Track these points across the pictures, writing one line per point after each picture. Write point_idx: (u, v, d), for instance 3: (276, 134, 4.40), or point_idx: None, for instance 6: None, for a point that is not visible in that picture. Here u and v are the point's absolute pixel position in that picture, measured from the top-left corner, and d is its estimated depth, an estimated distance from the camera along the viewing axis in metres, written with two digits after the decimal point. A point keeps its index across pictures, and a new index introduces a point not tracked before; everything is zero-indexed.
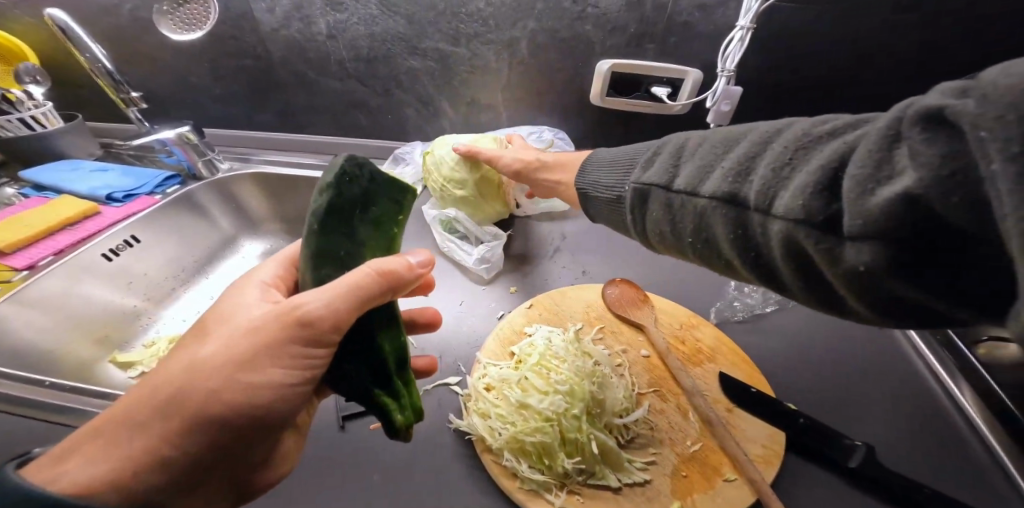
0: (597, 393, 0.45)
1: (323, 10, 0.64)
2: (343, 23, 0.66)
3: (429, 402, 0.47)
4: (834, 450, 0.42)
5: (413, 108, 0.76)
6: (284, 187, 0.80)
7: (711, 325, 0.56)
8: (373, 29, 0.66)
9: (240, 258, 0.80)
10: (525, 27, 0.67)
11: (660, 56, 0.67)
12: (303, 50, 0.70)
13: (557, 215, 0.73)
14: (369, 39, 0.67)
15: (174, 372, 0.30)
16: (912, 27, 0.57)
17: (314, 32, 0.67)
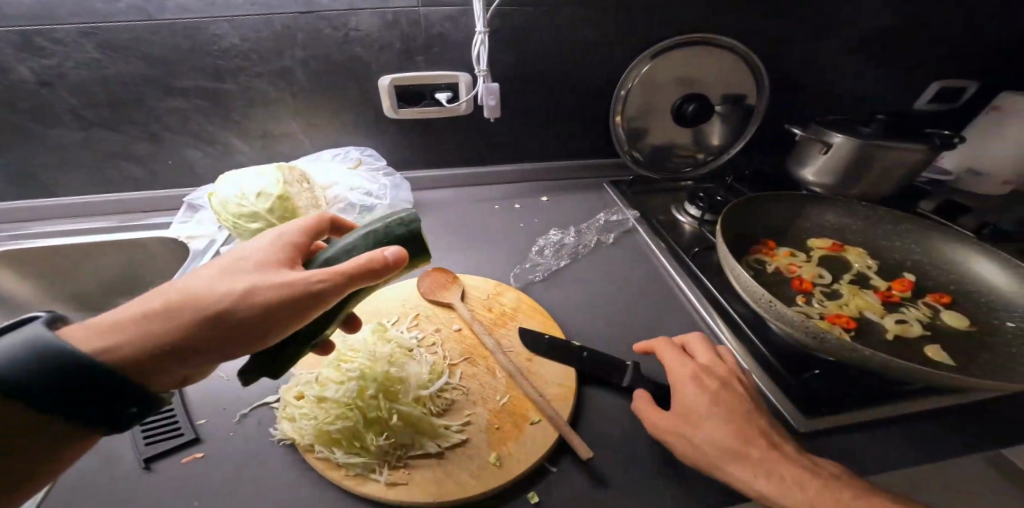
0: (397, 371, 0.48)
1: (16, 56, 0.59)
2: (55, 68, 0.61)
3: (245, 425, 0.45)
4: (608, 366, 0.52)
5: (196, 149, 0.73)
6: (54, 262, 0.70)
7: (514, 290, 0.65)
8: (100, 73, 0.63)
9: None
10: (292, 57, 0.68)
11: (432, 65, 0.74)
12: (5, 97, 0.63)
13: (379, 228, 0.76)
14: (97, 81, 0.63)
15: (214, 286, 0.33)
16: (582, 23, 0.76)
17: (20, 81, 0.61)
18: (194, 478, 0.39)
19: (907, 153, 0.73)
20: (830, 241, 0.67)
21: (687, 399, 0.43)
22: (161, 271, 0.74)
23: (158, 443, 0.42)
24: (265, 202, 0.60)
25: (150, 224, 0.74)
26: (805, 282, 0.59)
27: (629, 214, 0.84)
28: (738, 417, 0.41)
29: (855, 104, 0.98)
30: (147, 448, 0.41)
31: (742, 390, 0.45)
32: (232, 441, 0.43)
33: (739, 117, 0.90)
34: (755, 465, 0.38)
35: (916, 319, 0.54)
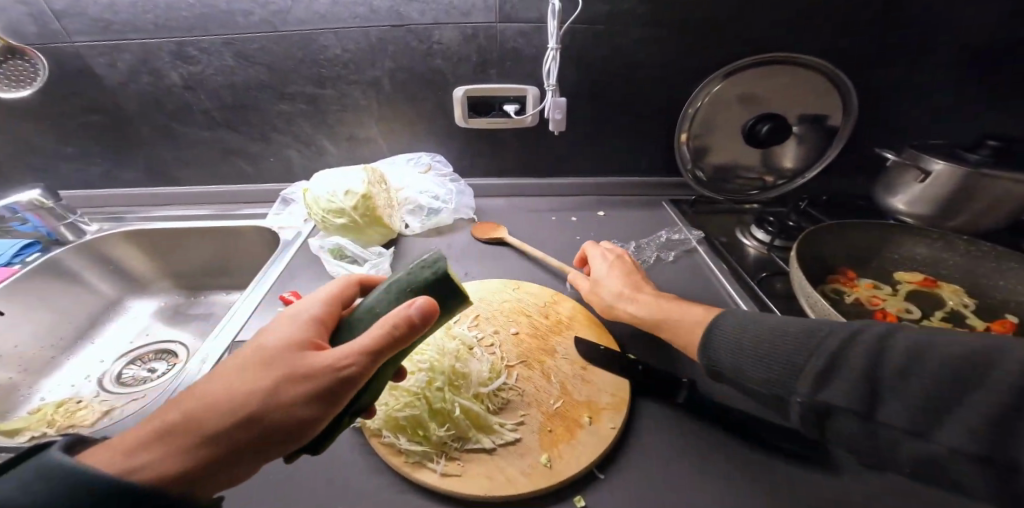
0: (461, 367, 0.50)
1: (173, 64, 0.71)
2: (198, 74, 0.72)
3: None
4: (665, 382, 0.51)
5: (293, 149, 0.82)
6: (169, 243, 0.82)
7: (571, 299, 0.65)
8: (233, 79, 0.73)
9: (127, 318, 0.78)
10: (383, 67, 0.75)
11: (503, 78, 0.78)
12: (155, 98, 0.74)
13: (444, 230, 0.80)
14: (228, 87, 0.74)
15: (243, 382, 0.30)
16: (657, 41, 0.77)
17: (167, 84, 0.73)
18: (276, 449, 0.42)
19: (1017, 185, 0.65)
20: (921, 276, 0.62)
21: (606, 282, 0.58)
22: (250, 256, 0.83)
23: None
24: (352, 199, 0.65)
25: (247, 213, 0.84)
26: (888, 315, 0.56)
27: (690, 234, 0.82)
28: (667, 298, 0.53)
29: (951, 131, 0.90)
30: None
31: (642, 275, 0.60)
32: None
33: (820, 137, 0.85)
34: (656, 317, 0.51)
35: None
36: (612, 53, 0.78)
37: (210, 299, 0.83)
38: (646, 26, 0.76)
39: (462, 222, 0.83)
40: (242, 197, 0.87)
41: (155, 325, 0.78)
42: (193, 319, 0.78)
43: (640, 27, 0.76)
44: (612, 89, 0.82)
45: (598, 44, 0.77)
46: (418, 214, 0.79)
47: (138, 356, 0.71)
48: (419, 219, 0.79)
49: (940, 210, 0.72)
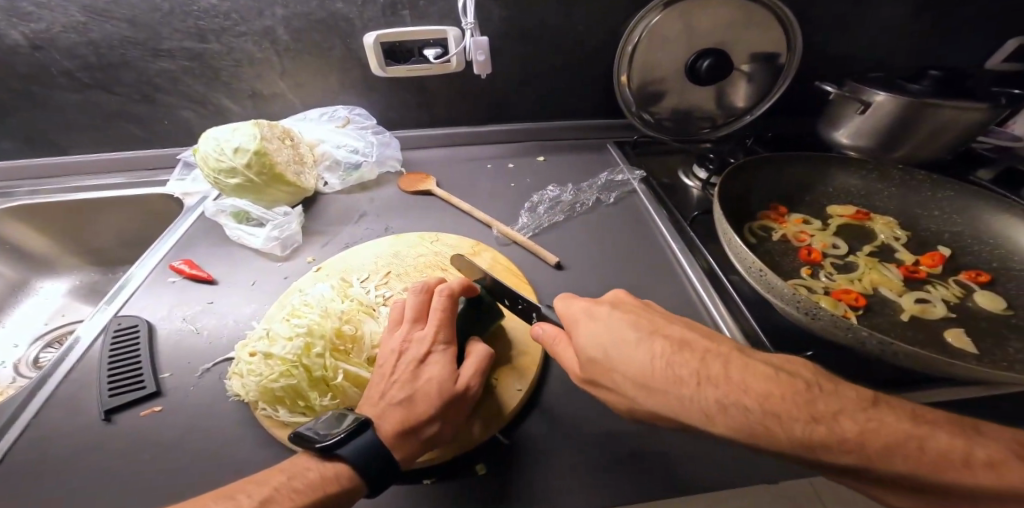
0: (350, 330, 0.45)
1: (7, 21, 0.62)
2: (43, 33, 0.63)
3: (207, 378, 0.45)
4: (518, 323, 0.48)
5: (190, 110, 0.75)
6: (69, 218, 0.74)
7: (492, 250, 0.61)
8: (88, 35, 0.64)
9: (38, 300, 0.73)
10: (274, 15, 0.66)
11: (418, 20, 0.70)
12: (3, 61, 0.66)
13: (368, 186, 0.75)
14: (87, 45, 0.65)
15: (413, 397, 0.37)
16: None
17: (15, 44, 0.64)
18: (156, 424, 0.40)
19: (962, 113, 0.62)
20: (854, 208, 0.58)
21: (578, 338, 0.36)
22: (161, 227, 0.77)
23: (120, 395, 0.42)
24: (243, 157, 0.59)
25: (150, 181, 0.76)
26: (813, 252, 0.52)
27: (632, 174, 0.78)
28: (670, 354, 0.32)
29: (909, 59, 0.85)
30: (109, 399, 0.41)
31: (669, 318, 0.37)
32: (192, 397, 0.43)
33: (769, 75, 0.81)
34: (704, 392, 0.28)
35: (940, 300, 0.47)
36: None
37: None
38: None
39: (388, 176, 0.78)
40: (145, 163, 0.79)
41: (74, 304, 0.73)
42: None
43: None
44: (537, 29, 0.75)
45: None
46: (334, 170, 0.73)
47: (56, 338, 0.68)
48: (338, 175, 0.73)
49: (881, 143, 0.69)
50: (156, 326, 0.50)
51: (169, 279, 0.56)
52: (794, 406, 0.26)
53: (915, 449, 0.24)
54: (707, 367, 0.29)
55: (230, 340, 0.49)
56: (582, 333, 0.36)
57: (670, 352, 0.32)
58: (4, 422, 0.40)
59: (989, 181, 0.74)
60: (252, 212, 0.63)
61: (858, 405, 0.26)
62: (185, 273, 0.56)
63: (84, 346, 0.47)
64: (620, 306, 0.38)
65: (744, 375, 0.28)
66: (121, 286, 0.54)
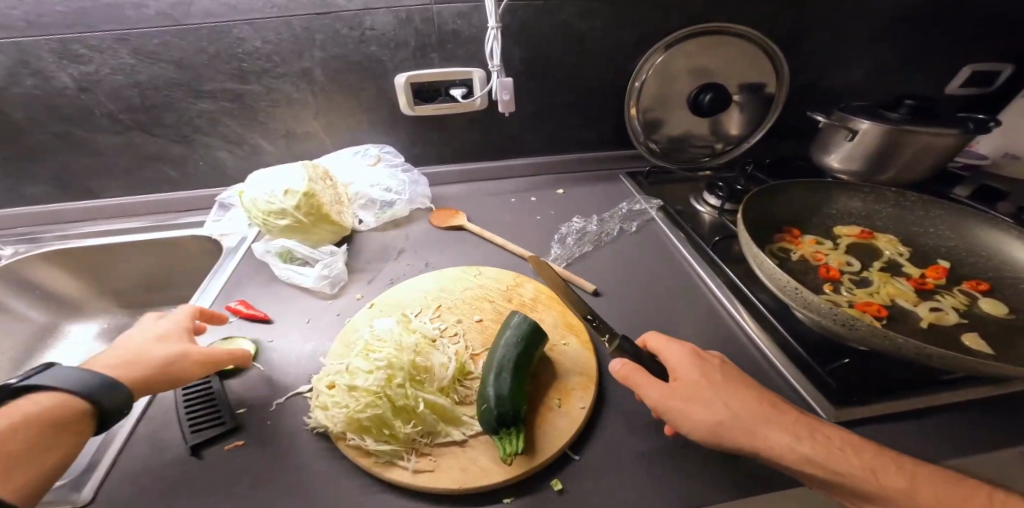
0: (421, 360, 0.49)
1: (57, 63, 0.63)
2: (92, 74, 0.64)
3: (283, 413, 0.48)
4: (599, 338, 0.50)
5: (226, 151, 0.77)
6: (100, 263, 0.77)
7: (533, 281, 0.65)
8: (133, 77, 0.66)
9: (70, 343, 0.76)
10: (312, 57, 0.70)
11: (446, 61, 0.75)
12: (44, 103, 0.66)
13: (401, 224, 0.80)
14: (132, 86, 0.67)
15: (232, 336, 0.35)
16: (595, 16, 0.76)
17: (58, 87, 0.65)
18: (242, 460, 0.43)
19: (936, 137, 0.70)
20: (858, 228, 0.65)
21: (687, 376, 0.41)
22: (196, 267, 0.80)
23: (202, 432, 0.45)
24: (294, 198, 0.63)
25: (179, 224, 0.79)
26: (831, 269, 0.58)
27: (650, 204, 0.84)
28: (763, 403, 0.39)
29: (882, 89, 0.94)
30: (192, 436, 0.45)
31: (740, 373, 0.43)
32: (271, 430, 0.46)
33: (760, 105, 0.89)
34: (786, 435, 0.36)
35: (952, 307, 0.52)
36: (553, 29, 0.76)
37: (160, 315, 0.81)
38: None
39: (418, 212, 0.83)
40: (174, 205, 0.81)
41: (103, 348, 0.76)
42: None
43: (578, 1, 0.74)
44: (557, 65, 0.81)
45: (540, 19, 0.75)
46: (370, 209, 0.78)
47: None
48: (373, 213, 0.78)
49: (873, 165, 0.76)
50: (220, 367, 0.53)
51: (225, 319, 0.60)
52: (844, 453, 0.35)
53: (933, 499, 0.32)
54: (781, 420, 0.37)
55: (294, 376, 0.53)
56: (691, 374, 0.41)
57: (754, 404, 0.39)
58: (88, 460, 0.43)
59: (968, 197, 0.82)
60: (298, 252, 0.66)
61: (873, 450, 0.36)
62: (240, 313, 0.60)
63: None
64: (703, 356, 0.44)
65: (797, 424, 0.37)
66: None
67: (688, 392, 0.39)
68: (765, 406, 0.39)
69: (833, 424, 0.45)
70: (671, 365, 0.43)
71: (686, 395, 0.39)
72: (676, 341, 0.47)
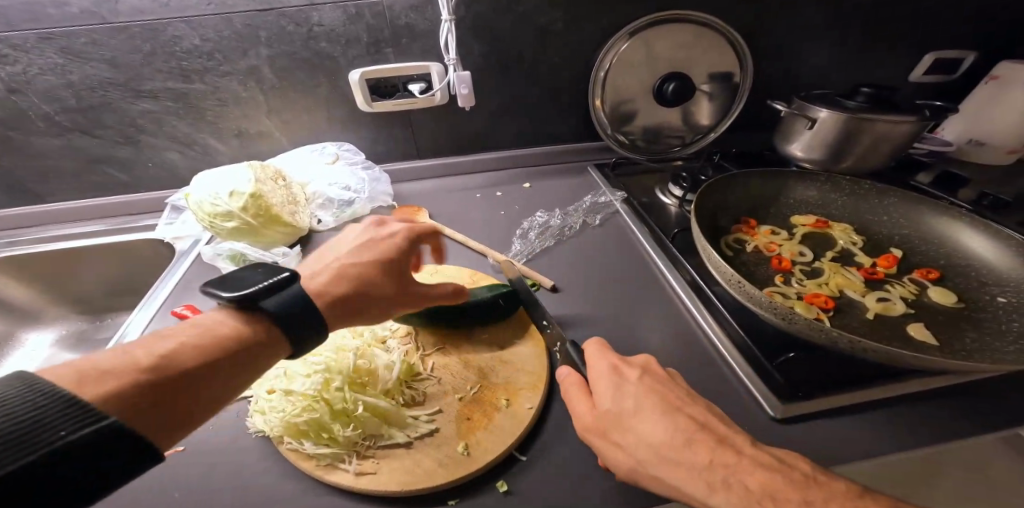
0: (364, 364, 0.49)
1: None
2: (20, 75, 0.62)
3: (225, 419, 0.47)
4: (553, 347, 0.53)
5: (177, 151, 0.75)
6: (55, 269, 0.75)
7: (490, 278, 0.64)
8: (67, 78, 0.64)
9: (26, 352, 0.74)
10: (258, 55, 0.67)
11: (400, 56, 0.73)
12: None
13: (362, 223, 0.79)
14: (66, 87, 0.64)
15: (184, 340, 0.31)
16: (551, 8, 0.74)
17: None
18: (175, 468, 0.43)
19: (895, 126, 0.69)
20: (814, 218, 0.64)
21: (603, 400, 0.40)
22: (153, 269, 0.79)
23: None
24: (240, 199, 0.65)
25: (135, 227, 0.78)
26: (784, 260, 0.57)
27: (614, 195, 0.83)
28: (692, 430, 0.36)
29: (850, 76, 0.94)
30: None
31: (689, 392, 0.41)
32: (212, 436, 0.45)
33: (725, 95, 0.88)
34: (702, 477, 0.32)
35: (900, 297, 0.52)
36: (509, 21, 0.74)
37: (120, 320, 0.80)
38: None
39: (380, 210, 0.82)
40: (129, 208, 0.80)
41: (61, 354, 0.74)
42: (100, 343, 0.76)
43: None
44: (516, 59, 0.79)
45: (495, 12, 0.73)
46: (329, 207, 0.77)
47: None
48: (331, 213, 0.77)
49: (833, 155, 0.76)
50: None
51: (171, 324, 0.60)
52: (791, 492, 0.31)
53: (774, 500, 0.30)
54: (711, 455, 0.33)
55: None
56: (609, 399, 0.40)
57: (687, 430, 0.36)
58: None
59: (930, 183, 0.82)
60: (249, 255, 0.67)
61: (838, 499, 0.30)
62: (188, 318, 0.60)
63: None
64: (648, 375, 0.42)
65: (743, 464, 0.33)
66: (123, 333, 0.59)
67: (600, 423, 0.39)
68: (693, 433, 0.36)
69: (780, 419, 0.45)
70: (594, 383, 0.42)
71: (602, 428, 0.39)
72: (609, 353, 0.45)
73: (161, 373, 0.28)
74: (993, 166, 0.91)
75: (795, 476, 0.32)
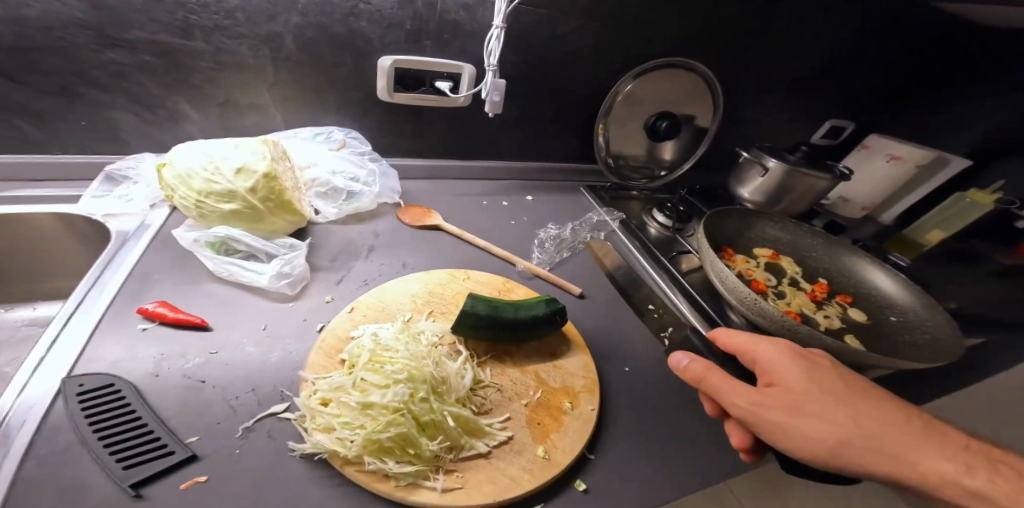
0: (439, 371, 0.47)
1: None
2: None
3: (255, 440, 0.41)
4: None
5: (137, 114, 0.61)
6: None
7: (522, 286, 0.66)
8: (14, 10, 0.48)
9: None
10: (286, 22, 0.59)
11: (439, 52, 0.71)
12: None
13: (369, 219, 0.74)
14: (8, 21, 0.49)
15: None
16: (580, 37, 0.80)
17: None
18: (208, 499, 0.35)
19: (818, 182, 0.91)
20: (769, 250, 0.82)
21: (759, 351, 0.42)
22: (68, 257, 0.62)
23: (139, 465, 0.36)
24: (251, 178, 0.55)
25: (25, 198, 0.59)
26: (759, 283, 0.72)
27: (612, 216, 0.92)
28: (792, 376, 0.38)
29: (775, 137, 1.19)
30: (124, 472, 0.35)
31: (822, 371, 0.40)
32: (243, 463, 0.39)
33: (696, 136, 1.04)
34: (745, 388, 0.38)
35: (835, 315, 0.70)
36: (544, 43, 0.78)
37: None
38: (575, 22, 0.78)
39: (386, 207, 0.77)
40: (10, 174, 0.60)
41: None
42: None
43: (570, 26, 0.78)
44: (541, 77, 0.83)
45: (534, 32, 0.76)
46: (332, 200, 0.71)
47: None
48: (334, 204, 0.71)
49: (773, 198, 0.96)
50: (143, 385, 0.43)
51: (138, 326, 0.48)
52: (771, 404, 0.37)
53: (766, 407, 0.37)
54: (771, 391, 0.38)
55: (256, 396, 0.45)
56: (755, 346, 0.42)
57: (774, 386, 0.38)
58: None
59: (824, 228, 1.10)
60: (242, 244, 0.57)
61: (798, 417, 0.36)
62: (163, 317, 0.49)
63: (38, 413, 0.38)
64: (802, 353, 0.41)
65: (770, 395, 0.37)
66: (67, 332, 0.46)
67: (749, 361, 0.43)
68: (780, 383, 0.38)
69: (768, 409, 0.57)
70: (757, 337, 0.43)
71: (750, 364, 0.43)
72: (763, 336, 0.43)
73: None
74: (853, 218, 1.24)
75: (793, 406, 0.36)
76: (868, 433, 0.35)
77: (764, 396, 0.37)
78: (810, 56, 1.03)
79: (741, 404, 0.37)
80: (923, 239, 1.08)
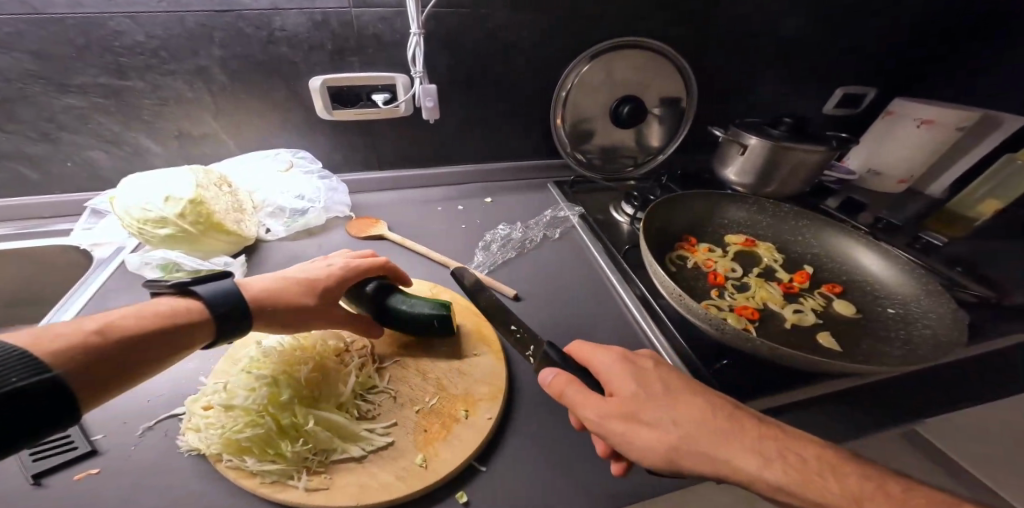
0: (317, 377, 0.48)
1: None
2: None
3: (153, 437, 0.44)
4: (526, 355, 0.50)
5: (105, 151, 0.70)
6: None
7: (451, 290, 0.65)
8: None
9: None
10: (210, 55, 0.65)
11: (366, 66, 0.72)
12: None
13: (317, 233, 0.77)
14: None
15: (125, 326, 0.36)
16: (513, 30, 0.78)
17: None
18: (95, 491, 0.39)
19: (808, 155, 0.79)
20: (744, 237, 0.72)
21: (603, 363, 0.44)
22: (62, 280, 0.72)
23: (47, 458, 0.40)
24: (175, 205, 0.61)
25: (35, 233, 0.70)
26: (718, 276, 0.64)
27: (572, 211, 0.87)
28: (632, 382, 0.41)
29: (774, 109, 1.06)
30: (32, 464, 0.39)
31: (658, 377, 0.42)
32: (135, 458, 0.42)
33: (674, 118, 0.95)
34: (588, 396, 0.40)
35: (811, 309, 0.60)
36: (475, 42, 0.77)
37: None
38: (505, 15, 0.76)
39: (337, 221, 0.80)
40: (20, 212, 0.71)
41: None
42: None
43: (500, 18, 0.76)
44: (481, 76, 0.82)
45: (463, 32, 0.76)
46: (279, 216, 0.74)
47: None
48: (282, 222, 0.74)
49: (762, 179, 0.85)
50: None
51: None
52: (608, 408, 0.39)
53: (607, 416, 0.39)
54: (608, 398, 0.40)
55: (169, 398, 0.48)
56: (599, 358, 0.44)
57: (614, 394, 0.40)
58: None
59: (836, 207, 0.95)
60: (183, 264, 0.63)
61: (629, 420, 0.38)
62: None
63: None
64: (638, 362, 0.43)
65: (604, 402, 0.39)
66: None
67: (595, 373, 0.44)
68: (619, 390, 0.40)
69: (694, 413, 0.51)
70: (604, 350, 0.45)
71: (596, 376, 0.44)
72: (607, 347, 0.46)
73: (27, 358, 0.29)
74: (885, 193, 1.06)
75: (625, 410, 0.38)
76: (691, 430, 0.37)
77: (603, 403, 0.39)
78: (800, 12, 0.90)
79: (589, 415, 0.39)
80: (974, 211, 0.89)
